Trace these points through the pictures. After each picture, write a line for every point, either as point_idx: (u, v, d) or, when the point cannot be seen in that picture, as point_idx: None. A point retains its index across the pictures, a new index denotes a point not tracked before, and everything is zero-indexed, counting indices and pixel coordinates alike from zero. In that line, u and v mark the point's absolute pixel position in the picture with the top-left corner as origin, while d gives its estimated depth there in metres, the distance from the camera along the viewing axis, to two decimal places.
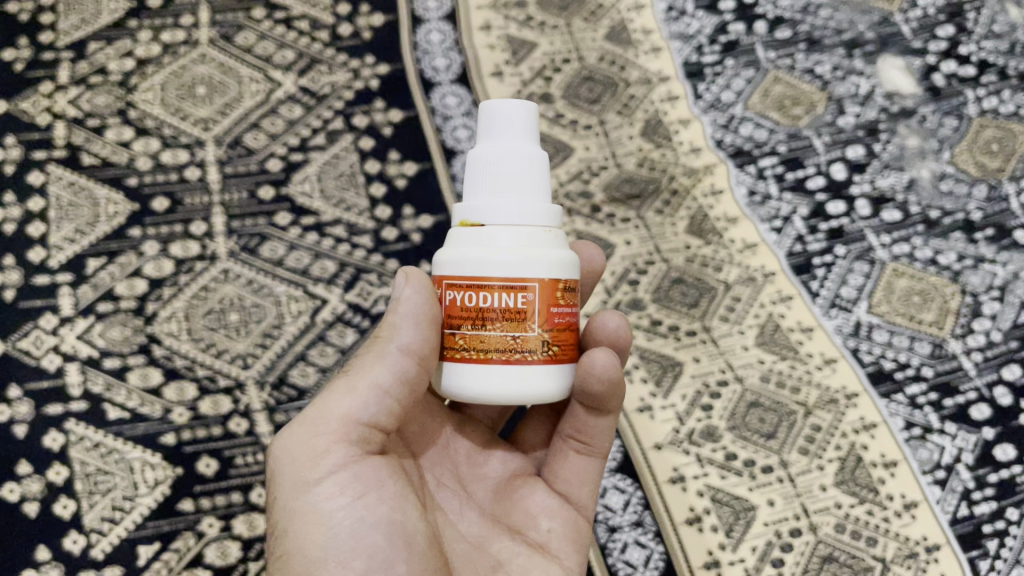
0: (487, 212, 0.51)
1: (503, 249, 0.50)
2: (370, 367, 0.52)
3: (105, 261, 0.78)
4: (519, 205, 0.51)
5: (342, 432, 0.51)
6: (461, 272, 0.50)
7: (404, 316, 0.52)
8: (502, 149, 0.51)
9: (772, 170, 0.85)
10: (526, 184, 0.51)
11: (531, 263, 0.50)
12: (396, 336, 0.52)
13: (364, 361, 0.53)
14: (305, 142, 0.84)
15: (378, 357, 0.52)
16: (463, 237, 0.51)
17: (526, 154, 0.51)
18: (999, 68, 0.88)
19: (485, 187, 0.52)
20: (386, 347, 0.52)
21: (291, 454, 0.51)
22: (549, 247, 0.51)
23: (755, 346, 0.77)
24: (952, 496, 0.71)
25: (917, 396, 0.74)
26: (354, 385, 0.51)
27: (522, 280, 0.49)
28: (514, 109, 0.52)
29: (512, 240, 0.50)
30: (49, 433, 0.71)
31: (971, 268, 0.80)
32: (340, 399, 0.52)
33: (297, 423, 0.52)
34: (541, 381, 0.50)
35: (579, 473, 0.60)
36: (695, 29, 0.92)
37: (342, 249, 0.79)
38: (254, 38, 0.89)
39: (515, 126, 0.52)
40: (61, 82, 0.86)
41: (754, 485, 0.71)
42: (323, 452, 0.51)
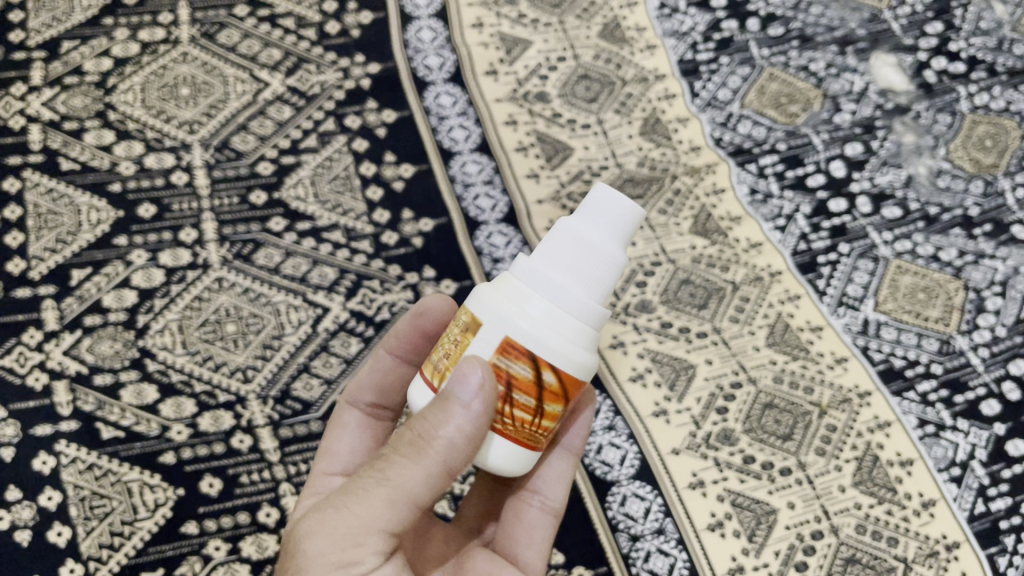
0: (536, 281, 0.47)
1: (556, 334, 0.46)
2: (408, 480, 0.46)
3: (89, 271, 0.74)
4: (584, 298, 0.47)
5: (375, 541, 0.46)
6: (503, 331, 0.46)
7: (453, 437, 0.45)
8: (598, 248, 0.47)
9: (773, 168, 0.84)
10: (601, 285, 0.47)
11: (577, 358, 0.47)
12: (441, 444, 0.45)
13: (403, 466, 0.46)
14: (297, 144, 0.81)
15: (418, 462, 0.46)
16: (514, 289, 0.47)
17: (604, 257, 0.47)
18: (989, 65, 0.88)
19: (560, 264, 0.47)
20: (430, 463, 0.46)
21: (315, 558, 0.46)
22: (578, 345, 0.47)
23: (767, 346, 0.76)
24: (969, 493, 0.71)
25: (929, 393, 0.74)
26: (392, 498, 0.46)
27: (574, 376, 0.47)
28: (621, 207, 0.47)
29: (564, 325, 0.47)
30: (39, 455, 0.68)
31: (972, 264, 0.79)
32: (376, 509, 0.46)
33: (323, 523, 0.46)
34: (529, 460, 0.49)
35: (526, 534, 0.58)
36: (688, 26, 0.91)
37: (342, 255, 0.76)
38: (238, 37, 0.86)
39: (614, 225, 0.47)
40: (33, 84, 0.81)
41: (774, 488, 0.71)
42: (353, 562, 0.46)
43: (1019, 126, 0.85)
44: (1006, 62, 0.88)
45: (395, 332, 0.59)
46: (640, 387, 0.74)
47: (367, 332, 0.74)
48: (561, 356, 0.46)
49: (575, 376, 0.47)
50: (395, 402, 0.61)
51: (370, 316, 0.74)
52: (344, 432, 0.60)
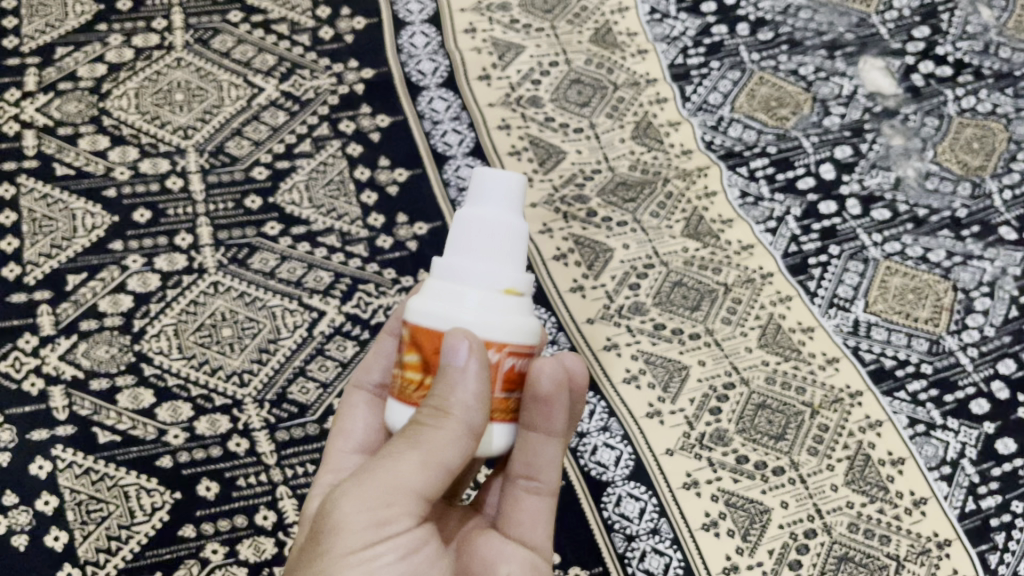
0: (462, 276, 0.45)
1: (494, 312, 0.44)
2: (440, 442, 0.42)
3: (85, 277, 0.74)
4: (505, 269, 0.45)
5: (409, 505, 0.43)
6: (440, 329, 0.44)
7: (468, 400, 0.43)
8: (494, 219, 0.45)
9: (763, 171, 0.84)
10: (519, 252, 0.45)
11: (519, 327, 0.44)
12: (463, 415, 0.43)
13: (428, 431, 0.43)
14: (291, 149, 0.81)
15: (442, 425, 0.43)
16: (440, 288, 0.45)
17: (510, 230, 0.45)
18: (975, 68, 0.90)
19: (467, 245, 0.45)
20: (455, 426, 0.43)
21: (351, 522, 0.42)
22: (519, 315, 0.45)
23: (759, 347, 0.77)
24: (959, 491, 0.72)
25: (919, 393, 0.75)
26: (420, 462, 0.43)
27: (520, 343, 0.45)
28: (504, 179, 0.45)
29: (498, 301, 0.44)
30: (35, 460, 0.68)
31: (961, 265, 0.80)
32: (409, 468, 0.42)
33: (357, 486, 0.43)
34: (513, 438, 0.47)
35: (530, 516, 0.53)
36: (679, 30, 0.92)
37: (337, 259, 0.77)
38: (232, 42, 0.86)
39: (505, 198, 0.45)
40: (27, 90, 0.82)
41: (767, 487, 0.71)
42: (387, 521, 0.43)
43: (1005, 129, 0.87)
44: (992, 65, 0.90)
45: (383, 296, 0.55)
46: (634, 389, 0.74)
47: (363, 336, 0.74)
48: (503, 331, 0.44)
49: (513, 345, 0.44)
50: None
51: (366, 319, 0.75)
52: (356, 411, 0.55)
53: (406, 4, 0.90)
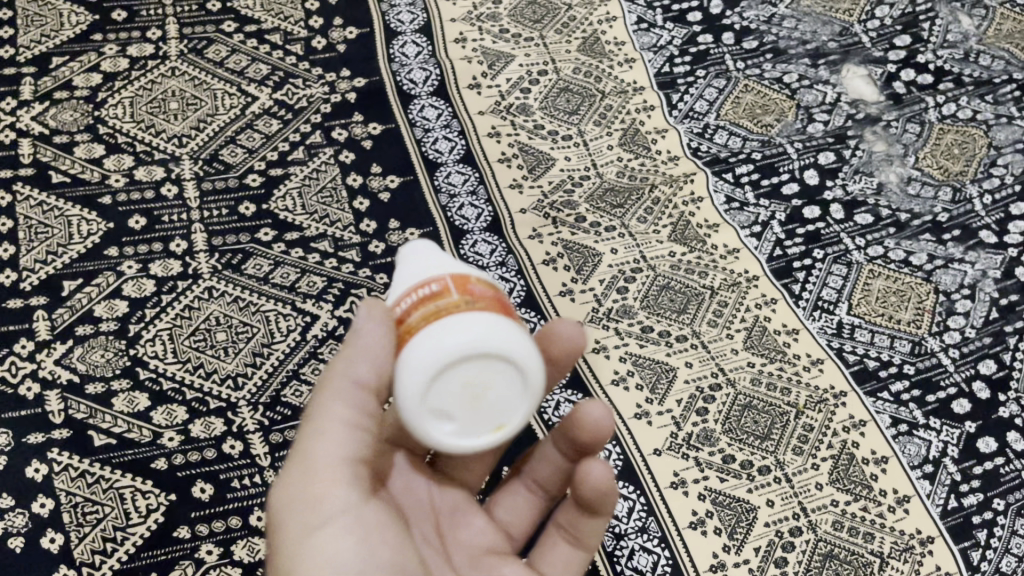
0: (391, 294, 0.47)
1: (397, 292, 0.46)
2: (335, 402, 0.44)
3: (81, 282, 0.75)
4: (402, 265, 0.47)
5: (337, 476, 0.44)
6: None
7: (365, 350, 0.44)
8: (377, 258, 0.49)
9: (748, 177, 0.86)
10: (409, 252, 0.48)
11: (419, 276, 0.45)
12: (351, 369, 0.44)
13: (326, 395, 0.45)
14: (284, 156, 0.83)
15: (336, 387, 0.45)
16: None
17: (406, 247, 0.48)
18: (956, 76, 0.91)
19: (375, 287, 0.49)
20: (342, 380, 0.44)
21: (287, 508, 0.45)
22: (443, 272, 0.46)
23: (744, 349, 0.78)
24: (941, 489, 0.73)
25: (902, 393, 0.76)
26: (328, 426, 0.44)
27: (424, 278, 0.45)
28: None
29: (398, 291, 0.46)
30: (32, 463, 0.69)
31: (942, 268, 0.82)
32: (325, 443, 0.44)
33: (284, 474, 0.45)
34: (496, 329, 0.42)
35: (566, 557, 0.54)
36: (665, 40, 0.94)
37: (329, 264, 0.78)
38: (226, 52, 0.88)
39: None
40: (24, 99, 0.83)
41: (753, 486, 0.72)
42: (320, 499, 0.44)
43: (985, 135, 0.88)
44: (972, 73, 0.92)
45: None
46: (622, 390, 0.76)
47: None
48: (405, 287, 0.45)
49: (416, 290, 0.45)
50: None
51: None
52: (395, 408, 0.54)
53: (398, 15, 0.92)
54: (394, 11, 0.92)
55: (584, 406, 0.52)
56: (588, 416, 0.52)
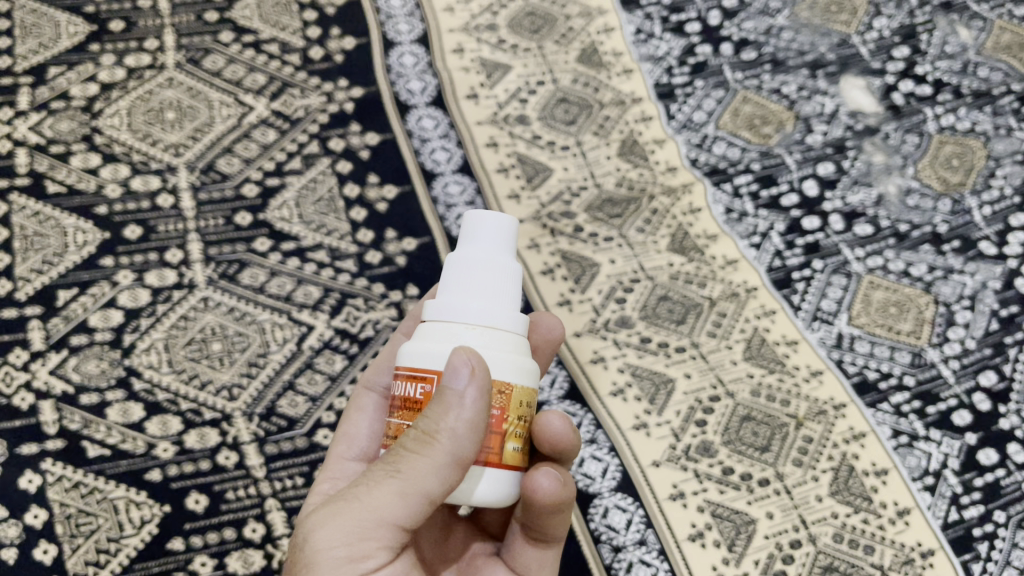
0: (456, 316, 0.47)
1: (479, 348, 0.46)
2: (425, 474, 0.44)
3: (76, 292, 0.75)
4: (484, 311, 0.47)
5: (388, 541, 0.46)
6: (424, 366, 0.46)
7: (459, 428, 0.44)
8: (484, 258, 0.48)
9: (747, 188, 0.86)
10: (500, 301, 0.48)
11: (511, 368, 0.46)
12: (450, 446, 0.44)
13: (413, 461, 0.44)
14: (281, 167, 0.82)
15: (426, 458, 0.44)
16: (435, 334, 0.47)
17: (502, 270, 0.48)
18: (954, 87, 0.91)
19: (456, 287, 0.48)
20: (439, 455, 0.44)
21: (323, 560, 0.45)
22: (506, 354, 0.47)
23: (743, 360, 0.78)
24: (942, 501, 0.72)
25: (902, 404, 0.76)
26: (402, 493, 0.45)
27: (506, 384, 0.46)
28: (496, 221, 0.49)
29: (471, 332, 0.47)
30: (25, 474, 0.68)
31: (941, 279, 0.82)
32: (390, 509, 0.45)
33: (333, 524, 0.45)
34: (523, 483, 0.48)
35: (539, 560, 0.57)
36: (663, 51, 0.93)
37: (326, 274, 0.78)
38: (223, 62, 0.87)
39: (497, 239, 0.49)
40: (20, 108, 0.83)
41: (753, 498, 0.72)
42: (363, 555, 0.45)
43: (984, 146, 0.88)
44: (970, 85, 0.91)
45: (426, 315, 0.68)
46: (621, 401, 0.75)
47: (352, 350, 0.75)
48: None
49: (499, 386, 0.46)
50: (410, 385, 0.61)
51: (355, 334, 0.75)
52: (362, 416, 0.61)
53: (395, 25, 0.91)
54: (391, 21, 0.91)
55: (541, 421, 0.52)
56: (548, 428, 0.52)
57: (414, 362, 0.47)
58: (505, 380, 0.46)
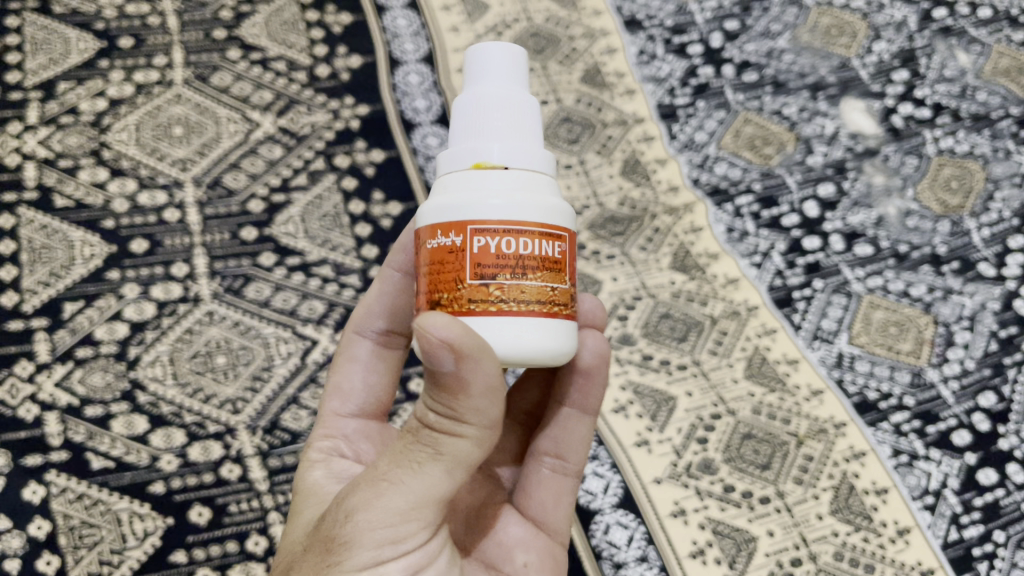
0: (509, 156, 0.45)
1: (536, 190, 0.44)
2: (465, 443, 0.41)
3: (82, 304, 0.76)
4: (527, 151, 0.45)
5: (427, 513, 0.43)
6: (476, 215, 0.42)
7: (479, 401, 0.40)
8: (505, 94, 0.46)
9: (748, 208, 0.86)
10: (534, 140, 0.46)
11: (558, 209, 0.45)
12: (480, 420, 0.41)
13: (454, 439, 0.41)
14: (287, 183, 0.83)
15: (464, 434, 0.41)
16: (498, 179, 0.44)
17: (528, 104, 0.46)
18: (953, 110, 0.92)
19: (498, 130, 0.45)
20: (476, 431, 0.41)
21: (369, 533, 0.43)
22: (556, 195, 0.46)
23: (744, 379, 0.78)
24: (942, 520, 0.73)
25: (902, 424, 0.76)
26: (450, 468, 0.42)
27: (556, 227, 0.44)
28: (509, 54, 0.47)
29: (514, 177, 0.44)
30: (28, 485, 0.68)
31: (941, 300, 0.82)
32: (432, 480, 0.42)
33: (376, 496, 0.43)
34: (559, 334, 0.44)
35: (553, 496, 0.57)
36: (666, 72, 0.94)
37: (330, 289, 0.79)
38: (230, 78, 0.88)
39: (513, 73, 0.47)
40: (29, 123, 0.83)
41: (753, 516, 0.72)
42: (404, 536, 0.43)
43: (983, 169, 0.89)
44: (969, 108, 0.92)
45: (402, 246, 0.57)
46: (623, 418, 0.76)
47: None
48: (543, 214, 0.44)
49: (553, 229, 0.44)
50: (408, 325, 0.60)
51: None
52: (355, 367, 0.59)
53: (401, 44, 0.92)
54: (398, 41, 0.92)
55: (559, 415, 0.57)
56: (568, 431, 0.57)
57: (465, 215, 0.43)
58: (568, 223, 0.45)
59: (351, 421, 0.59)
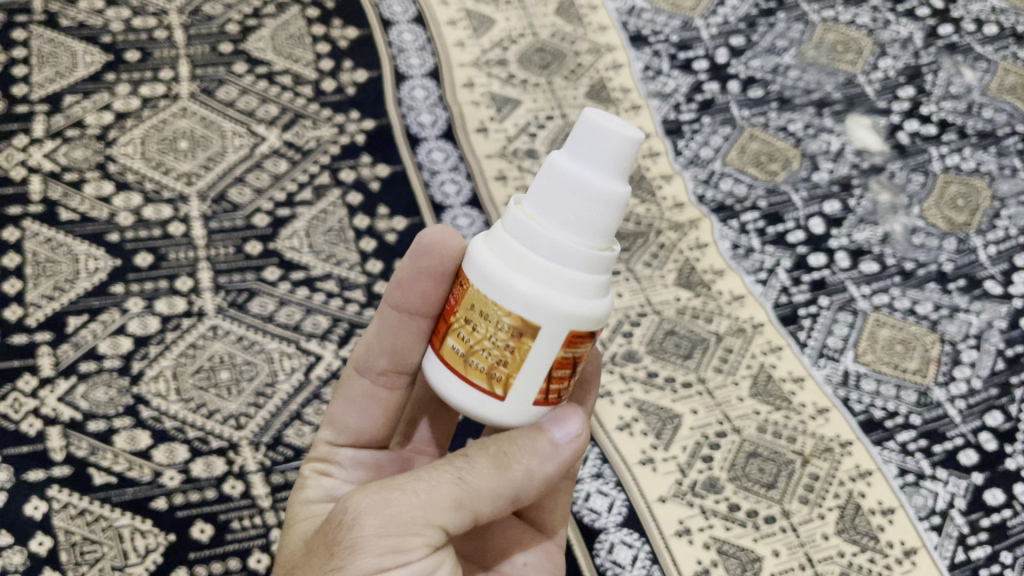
0: (568, 257, 0.44)
1: (579, 300, 0.45)
2: (495, 488, 0.46)
3: (86, 318, 0.75)
4: (588, 253, 0.45)
5: (437, 536, 0.45)
6: (557, 325, 0.45)
7: (540, 464, 0.47)
8: (591, 189, 0.44)
9: (754, 225, 0.86)
10: (603, 239, 0.45)
11: (597, 317, 0.46)
12: (522, 463, 0.47)
13: (488, 475, 0.46)
14: (292, 197, 0.83)
15: (505, 475, 0.46)
16: (543, 280, 0.44)
17: (614, 201, 0.44)
18: (959, 128, 0.92)
19: (567, 226, 0.44)
20: (515, 476, 0.47)
21: (380, 533, 0.44)
22: (602, 295, 0.46)
23: (750, 397, 0.78)
24: (949, 541, 0.72)
25: (908, 443, 0.76)
26: (471, 502, 0.46)
27: (590, 334, 0.46)
28: (619, 143, 0.43)
29: (578, 282, 0.45)
30: (30, 500, 0.68)
31: (947, 318, 0.82)
32: (449, 502, 0.45)
33: (392, 503, 0.45)
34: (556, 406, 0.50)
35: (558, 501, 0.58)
36: (671, 88, 0.94)
37: (334, 304, 0.78)
38: (236, 93, 0.88)
39: (614, 163, 0.44)
40: (36, 136, 0.83)
41: (758, 535, 0.72)
42: (409, 550, 0.44)
43: (989, 187, 0.89)
44: (975, 125, 0.92)
45: (399, 282, 0.54)
46: (627, 436, 0.75)
47: None
48: (580, 326, 0.45)
49: (602, 326, 0.47)
50: (413, 363, 0.56)
51: None
52: (354, 405, 0.57)
53: (407, 59, 0.92)
54: (403, 55, 0.92)
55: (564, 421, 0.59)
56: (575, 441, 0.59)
57: (552, 323, 0.45)
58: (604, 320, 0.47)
59: (349, 449, 0.57)
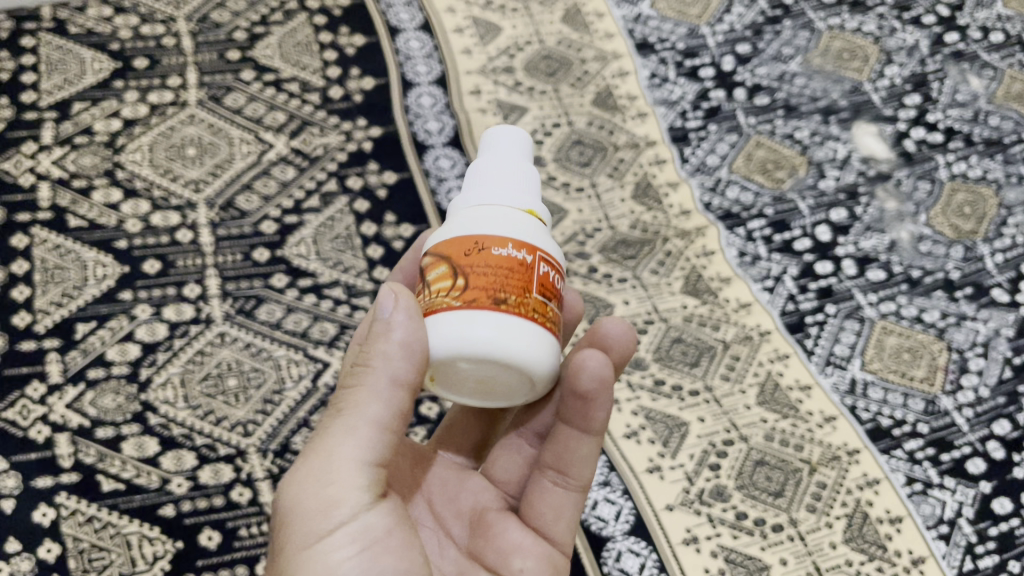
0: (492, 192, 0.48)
1: (508, 209, 0.47)
2: (370, 400, 0.45)
3: (94, 325, 0.76)
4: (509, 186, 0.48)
5: (355, 478, 0.46)
6: (476, 230, 0.46)
7: (391, 349, 0.44)
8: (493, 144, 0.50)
9: (760, 232, 0.86)
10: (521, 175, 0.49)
11: (536, 230, 0.47)
12: (385, 367, 0.45)
13: (357, 393, 0.46)
14: (299, 204, 0.83)
15: (368, 381, 0.45)
16: (472, 210, 0.47)
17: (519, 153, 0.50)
18: (965, 135, 0.92)
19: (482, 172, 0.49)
20: (378, 378, 0.45)
21: (298, 502, 0.46)
22: (540, 225, 0.48)
23: (757, 405, 0.78)
24: (957, 550, 0.72)
25: (916, 452, 0.76)
26: (353, 425, 0.45)
27: (529, 241, 0.46)
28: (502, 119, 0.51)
29: (506, 206, 0.47)
30: (38, 507, 0.68)
31: (954, 326, 0.82)
32: (343, 441, 0.46)
33: (302, 470, 0.47)
34: (525, 334, 0.44)
35: (554, 510, 0.54)
36: (677, 95, 0.94)
37: (342, 311, 0.78)
38: (244, 100, 0.88)
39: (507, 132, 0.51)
40: (44, 143, 0.84)
41: (766, 544, 0.72)
42: (332, 503, 0.46)
43: (995, 195, 0.89)
44: (981, 133, 0.92)
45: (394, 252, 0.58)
46: (634, 443, 0.75)
47: None
48: (509, 227, 0.46)
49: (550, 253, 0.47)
50: None
51: None
52: None
53: (414, 66, 0.92)
54: (410, 62, 0.92)
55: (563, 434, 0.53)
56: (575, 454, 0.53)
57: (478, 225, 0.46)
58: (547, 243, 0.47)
59: None
